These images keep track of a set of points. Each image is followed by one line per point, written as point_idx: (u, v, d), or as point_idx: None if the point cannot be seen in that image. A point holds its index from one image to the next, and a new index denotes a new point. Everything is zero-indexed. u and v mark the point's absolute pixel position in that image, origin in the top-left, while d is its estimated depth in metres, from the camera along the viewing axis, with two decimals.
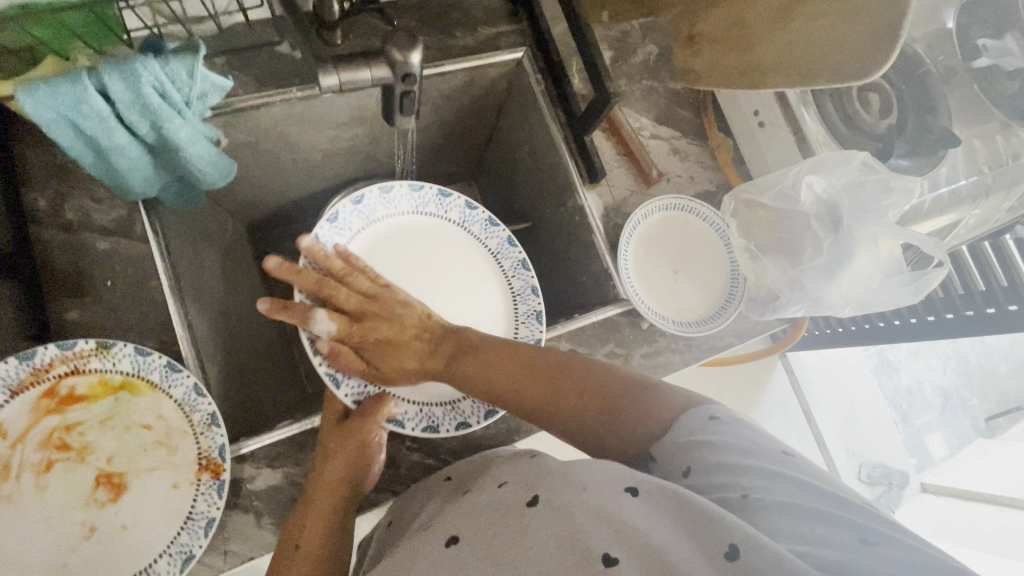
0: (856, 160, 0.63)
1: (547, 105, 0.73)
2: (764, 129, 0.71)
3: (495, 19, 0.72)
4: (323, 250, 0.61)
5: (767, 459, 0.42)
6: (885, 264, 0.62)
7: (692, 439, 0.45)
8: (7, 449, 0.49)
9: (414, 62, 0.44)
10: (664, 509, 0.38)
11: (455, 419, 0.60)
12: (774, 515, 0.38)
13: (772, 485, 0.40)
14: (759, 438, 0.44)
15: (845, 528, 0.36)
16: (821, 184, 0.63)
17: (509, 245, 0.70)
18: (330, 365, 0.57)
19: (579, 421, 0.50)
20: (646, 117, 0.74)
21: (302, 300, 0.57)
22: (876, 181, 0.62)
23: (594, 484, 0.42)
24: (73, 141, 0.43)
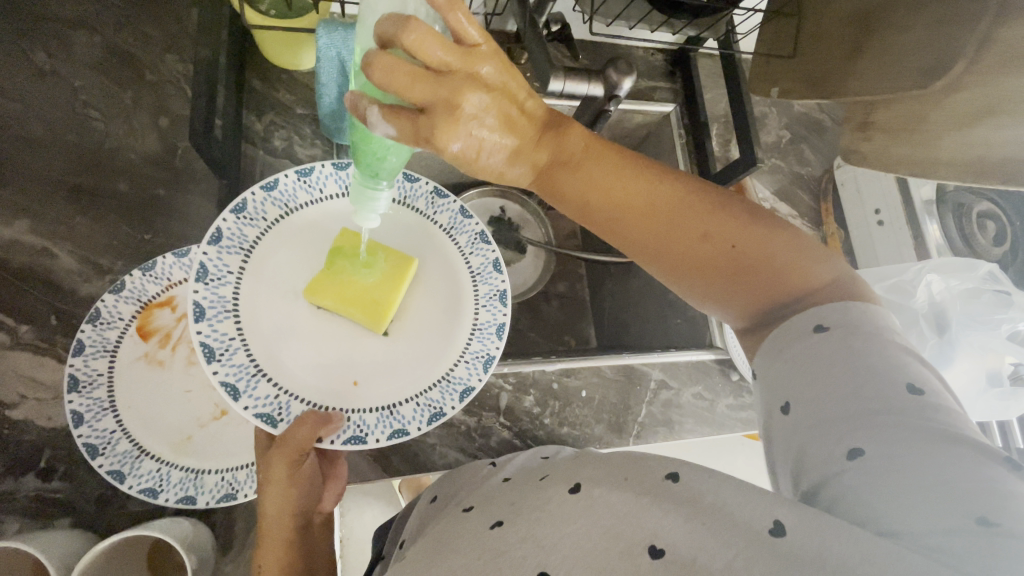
0: (981, 271, 0.68)
1: (683, 156, 0.79)
2: (881, 228, 0.76)
3: (654, 76, 0.82)
4: (229, 244, 0.53)
5: (886, 400, 0.35)
6: (986, 376, 0.64)
7: (855, 340, 0.38)
8: (173, 320, 0.56)
9: (625, 87, 0.53)
10: (710, 515, 0.34)
11: (390, 426, 0.52)
12: (885, 487, 0.33)
13: (876, 436, 0.34)
14: (881, 367, 0.36)
15: (956, 500, 0.30)
16: (940, 285, 0.67)
17: (463, 216, 0.62)
18: (225, 374, 0.49)
19: (693, 252, 0.43)
20: (768, 191, 0.80)
21: (193, 302, 0.49)
22: (993, 295, 0.66)
23: (635, 472, 0.38)
24: (332, 79, 0.51)
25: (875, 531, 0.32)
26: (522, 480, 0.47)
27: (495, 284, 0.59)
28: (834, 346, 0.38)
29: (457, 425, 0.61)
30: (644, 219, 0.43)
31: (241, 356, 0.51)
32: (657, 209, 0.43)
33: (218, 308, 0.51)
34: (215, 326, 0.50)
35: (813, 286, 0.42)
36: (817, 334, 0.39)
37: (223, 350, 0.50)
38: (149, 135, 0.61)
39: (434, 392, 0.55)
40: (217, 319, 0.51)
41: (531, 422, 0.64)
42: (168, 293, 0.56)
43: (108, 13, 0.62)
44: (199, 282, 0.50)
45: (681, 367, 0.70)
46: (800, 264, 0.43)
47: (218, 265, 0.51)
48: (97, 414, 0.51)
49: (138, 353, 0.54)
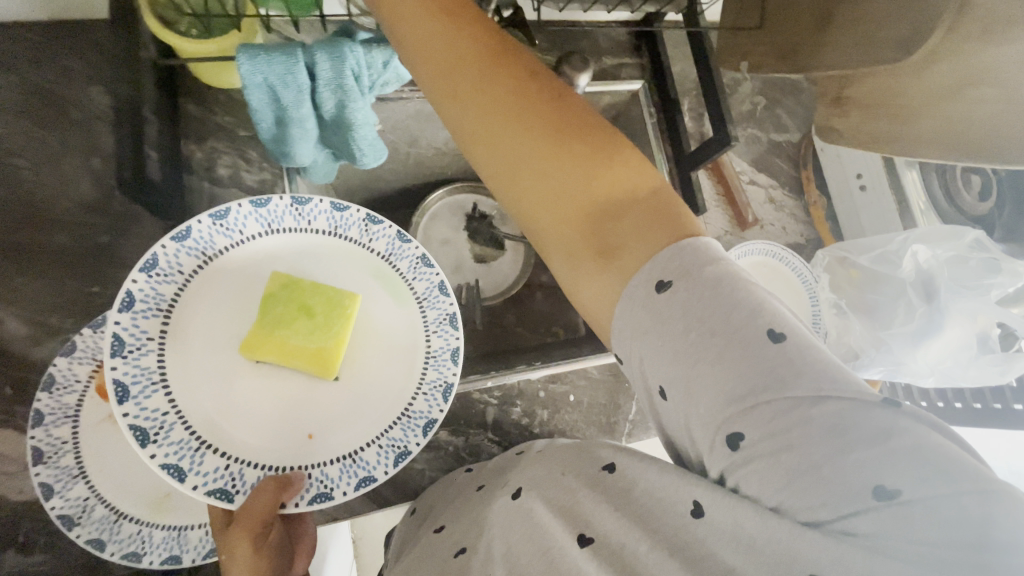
0: (967, 238, 0.64)
1: (656, 137, 0.76)
2: (863, 193, 0.74)
3: (618, 52, 0.77)
4: (143, 309, 0.47)
5: (756, 357, 0.29)
6: (977, 340, 0.63)
7: (719, 290, 0.31)
8: None
9: None
10: (634, 500, 0.35)
11: (355, 477, 0.51)
12: (781, 473, 0.29)
13: (758, 414, 0.29)
14: (737, 313, 0.31)
15: (860, 471, 0.28)
16: (926, 254, 0.65)
17: (401, 241, 0.58)
18: (165, 455, 0.45)
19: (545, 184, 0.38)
20: (746, 163, 0.77)
21: (112, 381, 0.44)
22: (982, 260, 0.64)
23: (573, 465, 0.39)
24: (266, 110, 0.47)
25: (798, 521, 0.29)
26: (490, 483, 0.47)
27: (443, 309, 0.58)
28: (688, 300, 0.31)
29: (444, 447, 0.60)
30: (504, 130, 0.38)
31: (180, 431, 0.47)
32: (546, 118, 0.38)
33: (144, 381, 0.46)
34: (142, 405, 0.46)
35: (628, 203, 0.36)
36: (660, 292, 0.32)
37: (158, 430, 0.46)
38: (81, 179, 0.57)
39: (396, 431, 0.53)
40: (144, 394, 0.46)
41: (520, 434, 0.63)
42: None
43: (15, 48, 0.57)
44: (116, 358, 0.45)
45: None
46: (612, 163, 0.37)
47: (134, 334, 0.46)
48: (67, 483, 0.49)
49: (100, 414, 0.52)
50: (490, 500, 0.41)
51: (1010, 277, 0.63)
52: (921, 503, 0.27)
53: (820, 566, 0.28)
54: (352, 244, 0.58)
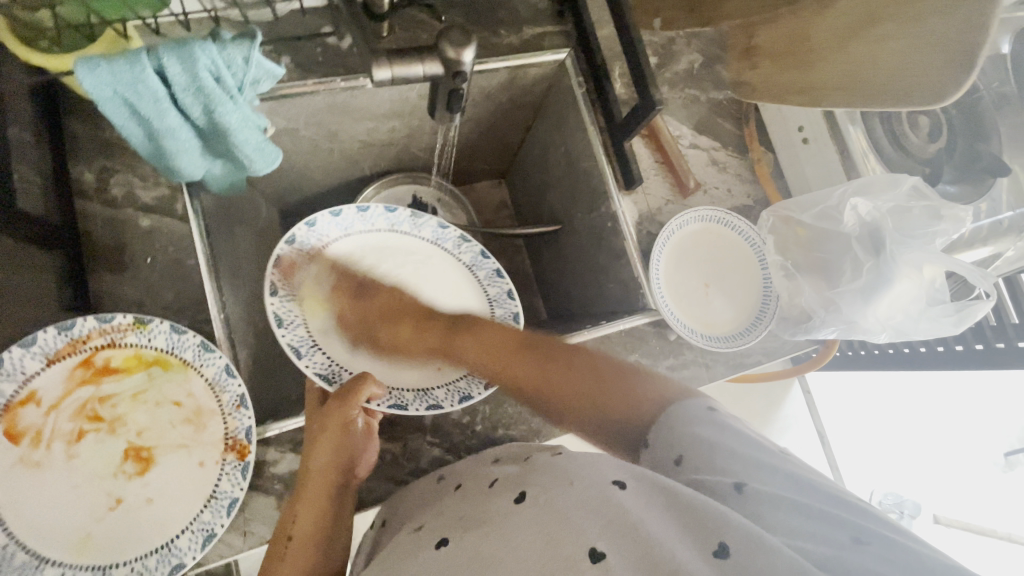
0: (905, 185, 0.62)
1: (587, 108, 0.71)
2: (807, 146, 0.70)
3: (540, 19, 0.72)
4: (292, 244, 0.61)
5: (763, 465, 0.42)
6: (926, 292, 0.61)
7: (685, 430, 0.45)
8: (41, 416, 0.51)
9: (466, 59, 0.45)
10: (653, 504, 0.40)
11: (427, 402, 0.58)
12: (772, 514, 0.39)
13: (760, 478, 0.41)
14: (751, 442, 0.44)
15: (841, 526, 0.37)
16: (867, 207, 0.63)
17: (483, 257, 0.71)
18: (291, 338, 0.57)
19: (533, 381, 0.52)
20: (686, 126, 0.73)
21: (268, 280, 0.58)
22: (924, 208, 0.61)
23: (582, 480, 0.43)
24: (127, 123, 0.44)
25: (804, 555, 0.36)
26: (482, 478, 0.50)
27: (510, 309, 0.68)
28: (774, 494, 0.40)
29: (380, 455, 0.58)
30: (521, 363, 0.53)
31: (302, 330, 0.59)
32: (512, 358, 0.54)
33: (284, 295, 0.59)
34: (285, 302, 0.59)
35: (635, 401, 0.49)
36: (678, 466, 0.45)
37: (288, 319, 0.58)
38: None
39: (463, 382, 0.60)
40: (285, 298, 0.59)
41: (461, 433, 0.60)
42: (26, 388, 0.50)
43: None
44: (273, 269, 0.59)
45: (615, 338, 0.66)
46: (625, 387, 0.50)
47: (281, 259, 0.60)
48: None
49: (9, 459, 0.49)
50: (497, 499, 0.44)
51: (952, 223, 0.60)
52: (881, 563, 0.35)
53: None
54: (446, 254, 0.71)
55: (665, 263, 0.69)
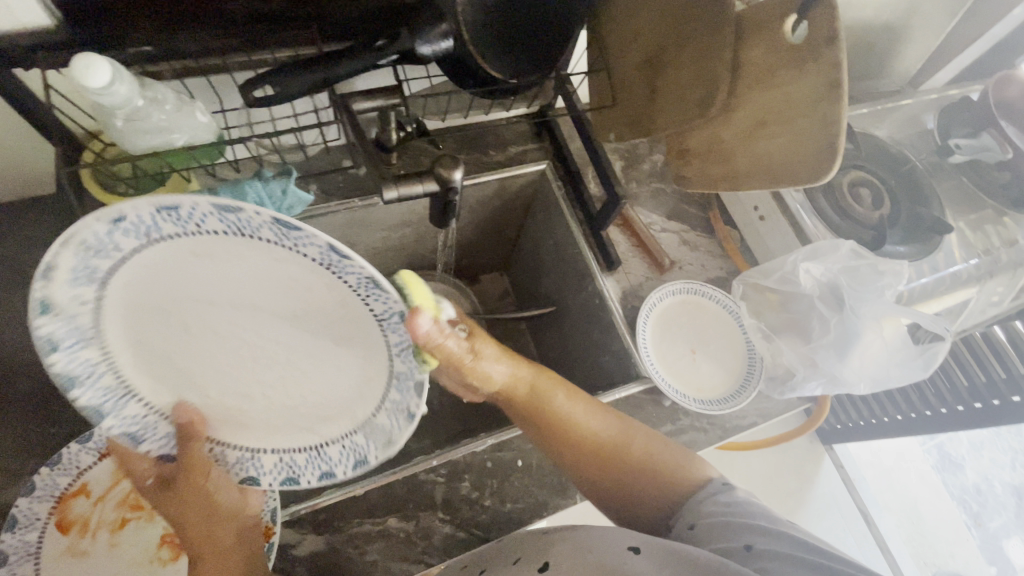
0: (847, 248, 0.70)
1: (567, 205, 0.83)
2: (764, 222, 0.79)
3: (521, 139, 0.86)
4: (80, 275, 0.39)
5: (751, 520, 0.49)
6: (893, 341, 0.67)
7: (704, 508, 0.52)
8: (89, 506, 0.56)
9: (457, 177, 0.56)
10: (668, 561, 0.43)
11: (316, 470, 0.53)
12: (770, 560, 0.44)
13: (753, 536, 0.47)
14: (751, 505, 0.51)
15: (826, 572, 0.42)
16: (819, 269, 0.70)
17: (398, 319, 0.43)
18: (119, 427, 0.49)
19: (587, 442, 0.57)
20: (656, 215, 0.83)
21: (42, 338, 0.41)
22: (868, 266, 0.69)
23: (600, 547, 0.45)
24: None
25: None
26: (494, 556, 0.50)
27: (409, 407, 0.46)
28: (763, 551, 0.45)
29: (396, 533, 0.60)
30: (596, 455, 0.57)
31: (110, 377, 0.47)
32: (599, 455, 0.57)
33: (94, 367, 0.46)
34: (75, 359, 0.44)
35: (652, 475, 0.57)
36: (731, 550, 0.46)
37: (87, 376, 0.46)
38: None
39: (332, 451, 0.52)
40: (76, 347, 0.44)
41: (472, 509, 0.63)
42: (79, 481, 0.56)
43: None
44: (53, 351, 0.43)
45: (613, 407, 0.70)
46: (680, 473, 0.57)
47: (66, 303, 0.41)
48: None
49: (57, 549, 0.54)
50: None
51: (892, 278, 0.69)
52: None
53: None
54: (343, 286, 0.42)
55: (648, 333, 0.75)
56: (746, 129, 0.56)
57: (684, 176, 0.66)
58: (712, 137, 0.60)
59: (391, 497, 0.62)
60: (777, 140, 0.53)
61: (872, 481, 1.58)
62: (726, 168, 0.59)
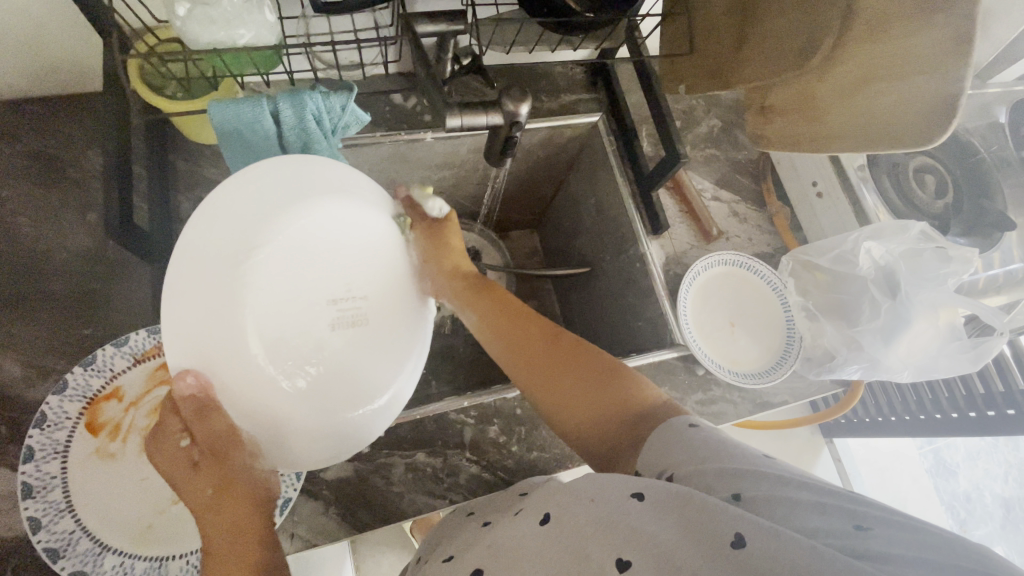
0: (914, 231, 0.68)
1: (617, 162, 0.80)
2: (821, 200, 0.76)
3: (575, 88, 0.83)
4: None
5: (740, 457, 0.41)
6: (945, 331, 0.65)
7: (676, 449, 0.43)
8: (121, 411, 0.56)
9: (523, 112, 0.54)
10: (670, 512, 0.38)
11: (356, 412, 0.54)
12: (776, 509, 0.36)
13: (750, 482, 0.39)
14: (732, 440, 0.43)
15: (840, 516, 0.35)
16: (879, 250, 0.68)
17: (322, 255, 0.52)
18: None
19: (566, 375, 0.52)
20: (708, 181, 0.80)
21: None
22: (933, 251, 0.66)
23: (602, 492, 0.42)
24: (239, 154, 0.53)
25: (826, 547, 0.33)
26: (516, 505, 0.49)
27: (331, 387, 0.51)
28: (758, 498, 0.37)
29: (422, 468, 0.60)
30: (562, 376, 0.52)
31: None
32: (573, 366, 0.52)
33: None
34: None
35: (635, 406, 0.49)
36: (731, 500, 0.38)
37: None
38: (79, 233, 0.63)
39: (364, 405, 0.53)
40: None
41: (498, 453, 0.63)
42: (113, 384, 0.56)
43: (27, 123, 0.65)
44: None
45: (647, 369, 0.69)
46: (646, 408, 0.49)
47: None
48: (55, 517, 0.50)
49: (88, 448, 0.54)
50: (515, 523, 0.44)
51: (961, 265, 0.65)
52: (889, 540, 0.34)
53: None
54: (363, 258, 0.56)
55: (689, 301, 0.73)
56: (839, 89, 0.60)
57: (764, 135, 0.70)
58: (800, 95, 0.64)
59: (420, 434, 0.61)
60: (876, 101, 0.57)
61: (867, 478, 1.59)
62: (815, 124, 0.63)
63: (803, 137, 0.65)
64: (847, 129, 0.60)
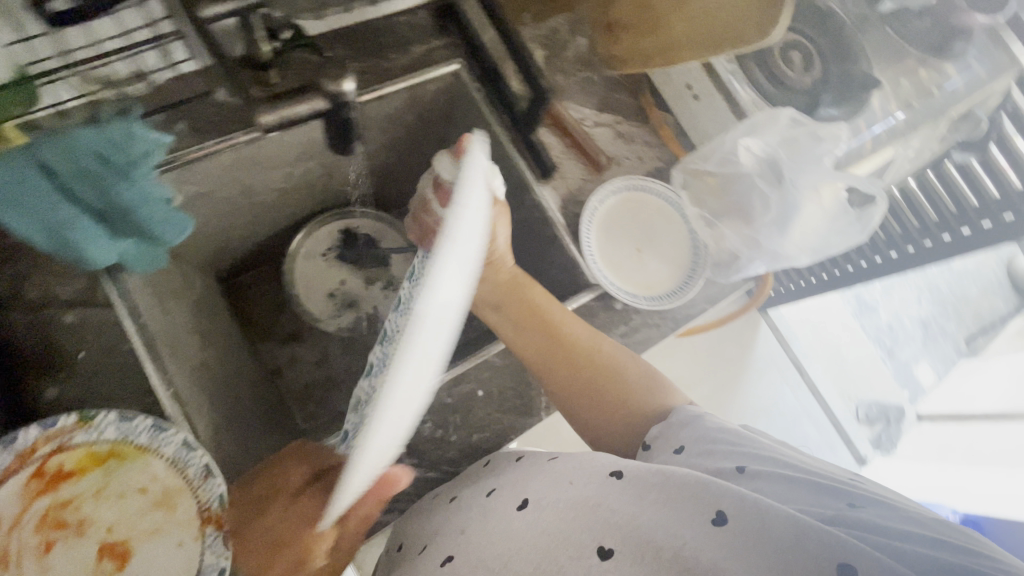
0: (784, 117, 0.67)
1: (490, 110, 0.74)
2: (698, 101, 0.74)
3: (424, 36, 0.75)
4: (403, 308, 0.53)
5: (762, 463, 0.47)
6: (830, 210, 0.67)
7: (701, 450, 0.50)
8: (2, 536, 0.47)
9: (348, 89, 0.48)
10: (648, 489, 0.46)
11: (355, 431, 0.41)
12: (778, 492, 0.44)
13: (762, 467, 0.46)
14: (746, 448, 0.49)
15: (836, 497, 0.42)
16: (757, 145, 0.67)
17: None
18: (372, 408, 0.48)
19: (536, 338, 0.61)
20: (586, 107, 0.77)
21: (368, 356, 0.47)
22: (806, 133, 0.66)
23: (581, 475, 0.50)
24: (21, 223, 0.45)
25: (822, 521, 0.41)
26: (481, 482, 0.55)
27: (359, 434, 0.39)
28: (766, 485, 0.45)
29: None
30: (540, 348, 0.60)
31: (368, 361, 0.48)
32: (560, 350, 0.60)
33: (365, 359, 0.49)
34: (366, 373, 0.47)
35: (597, 357, 0.60)
36: (739, 472, 0.46)
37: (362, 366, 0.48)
38: None
39: None
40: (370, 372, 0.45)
41: (438, 447, 0.61)
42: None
43: None
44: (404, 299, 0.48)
45: None
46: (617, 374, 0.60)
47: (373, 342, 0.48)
48: None
49: None
50: (502, 507, 0.50)
51: (832, 142, 0.66)
52: (871, 517, 0.40)
53: (841, 556, 0.36)
54: None
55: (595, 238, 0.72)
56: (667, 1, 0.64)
57: (614, 53, 0.72)
58: (638, 11, 0.67)
59: None
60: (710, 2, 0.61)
61: (803, 340, 1.77)
62: (654, 41, 0.67)
63: (649, 49, 0.68)
64: (693, 36, 0.64)
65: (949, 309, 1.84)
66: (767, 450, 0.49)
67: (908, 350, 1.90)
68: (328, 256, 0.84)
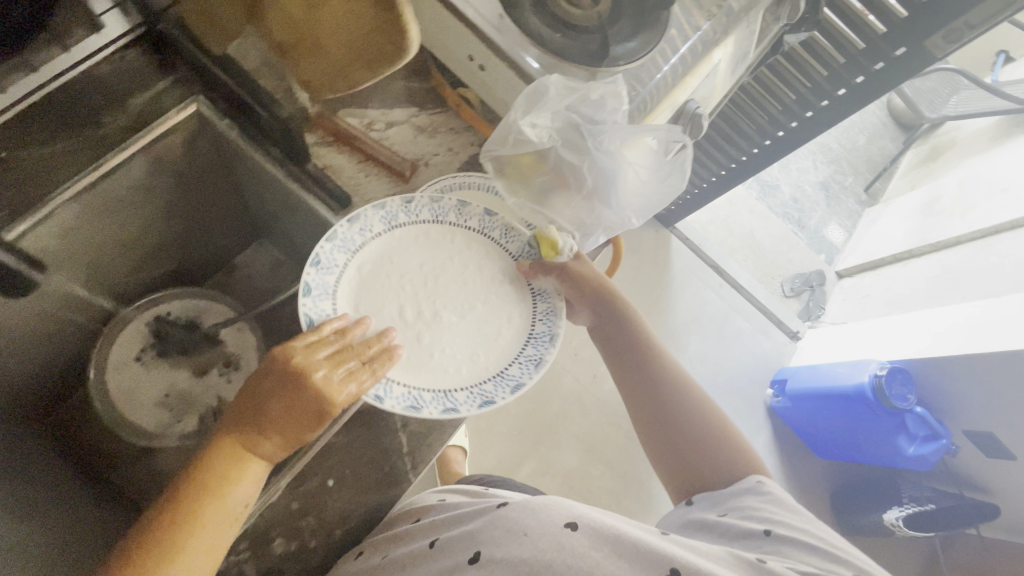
0: (552, 87, 0.59)
1: (254, 149, 0.62)
2: (486, 72, 0.64)
3: (145, 80, 0.62)
4: (318, 291, 0.55)
5: (784, 525, 0.53)
6: (645, 160, 0.62)
7: (761, 513, 0.55)
8: None
9: None
10: (601, 538, 0.49)
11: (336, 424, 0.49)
12: (782, 553, 0.50)
13: (783, 528, 0.53)
14: (764, 517, 0.54)
15: (846, 567, 0.49)
16: (541, 121, 0.60)
17: None
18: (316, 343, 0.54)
19: (286, 416, 0.47)
20: (370, 109, 0.68)
21: (304, 282, 0.54)
22: (581, 98, 0.59)
23: (535, 525, 0.52)
24: None
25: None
26: (414, 543, 0.58)
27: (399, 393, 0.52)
28: (779, 548, 0.51)
29: None
30: (298, 421, 0.47)
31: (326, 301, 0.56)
32: (302, 407, 0.47)
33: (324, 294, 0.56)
34: (319, 303, 0.55)
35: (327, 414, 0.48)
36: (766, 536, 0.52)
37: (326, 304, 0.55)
38: None
39: None
40: (319, 296, 0.55)
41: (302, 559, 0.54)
42: None
43: None
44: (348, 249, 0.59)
45: None
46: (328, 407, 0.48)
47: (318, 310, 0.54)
48: None
49: None
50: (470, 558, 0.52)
51: (615, 97, 0.59)
52: None
53: None
54: None
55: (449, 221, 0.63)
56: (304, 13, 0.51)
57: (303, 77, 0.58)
58: (291, 27, 0.53)
59: None
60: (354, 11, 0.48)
61: (711, 238, 1.84)
62: (326, 59, 0.54)
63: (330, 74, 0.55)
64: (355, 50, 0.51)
65: (843, 164, 2.02)
66: (790, 520, 0.54)
67: (816, 217, 1.95)
68: (144, 358, 0.73)
